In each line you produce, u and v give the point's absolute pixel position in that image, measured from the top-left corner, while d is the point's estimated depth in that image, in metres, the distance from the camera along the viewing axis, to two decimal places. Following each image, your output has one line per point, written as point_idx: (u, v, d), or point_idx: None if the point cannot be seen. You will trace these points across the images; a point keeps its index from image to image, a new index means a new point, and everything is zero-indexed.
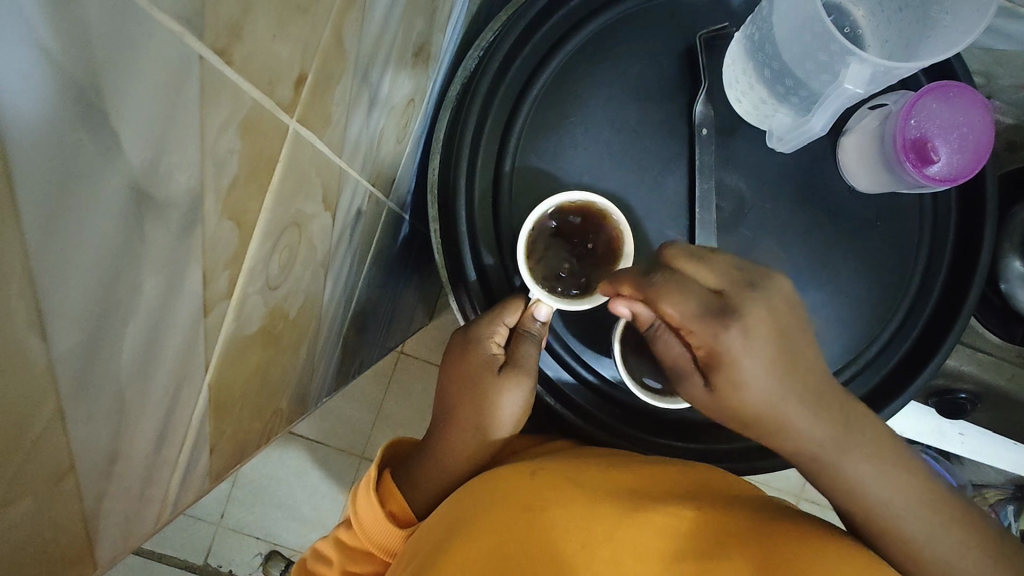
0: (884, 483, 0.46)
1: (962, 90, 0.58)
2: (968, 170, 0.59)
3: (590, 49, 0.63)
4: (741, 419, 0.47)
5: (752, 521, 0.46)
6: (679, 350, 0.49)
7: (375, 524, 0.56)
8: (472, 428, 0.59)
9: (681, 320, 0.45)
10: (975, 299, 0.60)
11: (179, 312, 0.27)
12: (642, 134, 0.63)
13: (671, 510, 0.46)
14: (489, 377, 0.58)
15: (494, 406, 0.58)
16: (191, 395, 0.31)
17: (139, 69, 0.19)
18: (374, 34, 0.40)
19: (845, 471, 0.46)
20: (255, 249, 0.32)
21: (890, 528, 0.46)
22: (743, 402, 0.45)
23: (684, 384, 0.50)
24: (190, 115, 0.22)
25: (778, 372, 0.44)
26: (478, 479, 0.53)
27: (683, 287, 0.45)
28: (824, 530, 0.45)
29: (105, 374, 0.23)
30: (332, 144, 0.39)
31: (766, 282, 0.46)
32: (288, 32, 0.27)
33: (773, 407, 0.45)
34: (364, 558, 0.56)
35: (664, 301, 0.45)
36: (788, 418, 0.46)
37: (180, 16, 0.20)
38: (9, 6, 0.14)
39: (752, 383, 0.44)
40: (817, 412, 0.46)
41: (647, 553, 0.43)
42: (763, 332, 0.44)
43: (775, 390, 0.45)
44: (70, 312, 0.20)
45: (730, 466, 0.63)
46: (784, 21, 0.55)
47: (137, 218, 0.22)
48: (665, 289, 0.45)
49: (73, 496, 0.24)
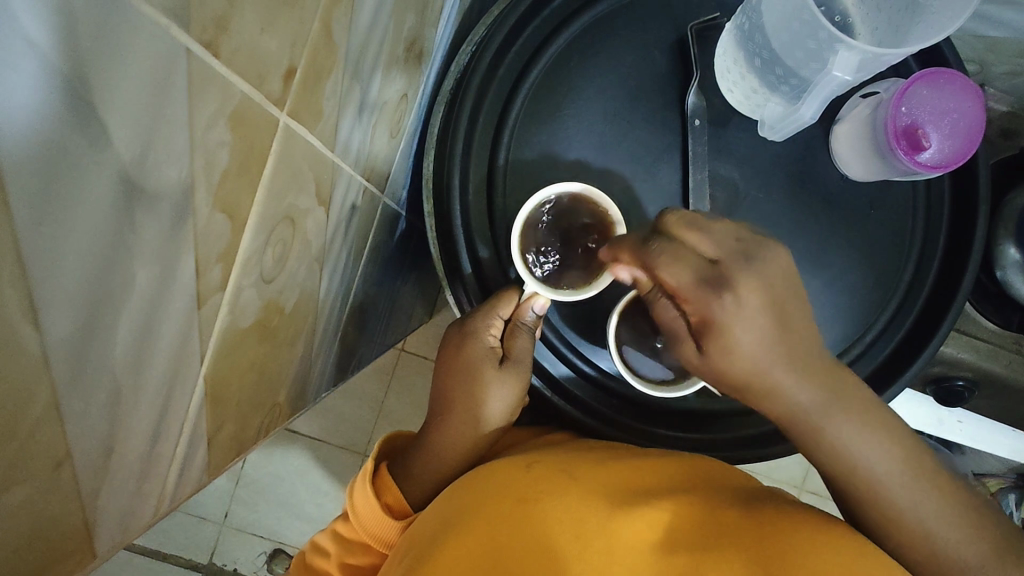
0: (879, 454, 0.47)
1: (952, 76, 0.58)
2: (961, 155, 0.59)
3: (583, 42, 0.63)
4: (734, 382, 0.47)
5: (747, 511, 0.46)
6: (676, 320, 0.48)
7: (372, 516, 0.56)
8: (469, 419, 0.59)
9: (677, 287, 0.45)
10: (969, 286, 0.61)
11: (172, 303, 0.27)
12: (635, 125, 0.63)
13: (664, 501, 0.46)
14: (484, 369, 0.58)
15: (491, 396, 0.59)
16: (187, 387, 0.32)
17: (126, 60, 0.19)
18: (365, 29, 0.40)
19: (830, 433, 0.47)
20: (249, 242, 0.33)
21: (871, 490, 0.47)
22: (734, 367, 0.45)
23: (677, 348, 0.49)
24: (178, 107, 0.23)
25: (778, 336, 0.45)
26: (475, 471, 0.54)
27: (678, 255, 0.45)
28: (819, 521, 0.45)
29: (99, 364, 0.23)
30: (324, 139, 0.39)
31: (762, 250, 0.46)
32: (275, 25, 0.27)
33: (763, 368, 0.45)
34: (361, 550, 0.57)
35: (660, 270, 0.46)
36: (779, 379, 0.46)
37: (166, 10, 0.20)
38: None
39: (743, 348, 0.44)
40: (810, 385, 0.46)
41: (641, 541, 0.43)
42: (756, 300, 0.44)
43: (770, 353, 0.45)
44: (63, 302, 0.20)
45: (727, 455, 0.64)
46: (773, 11, 0.56)
47: (127, 209, 0.22)
48: (665, 257, 0.46)
49: (70, 484, 0.25)
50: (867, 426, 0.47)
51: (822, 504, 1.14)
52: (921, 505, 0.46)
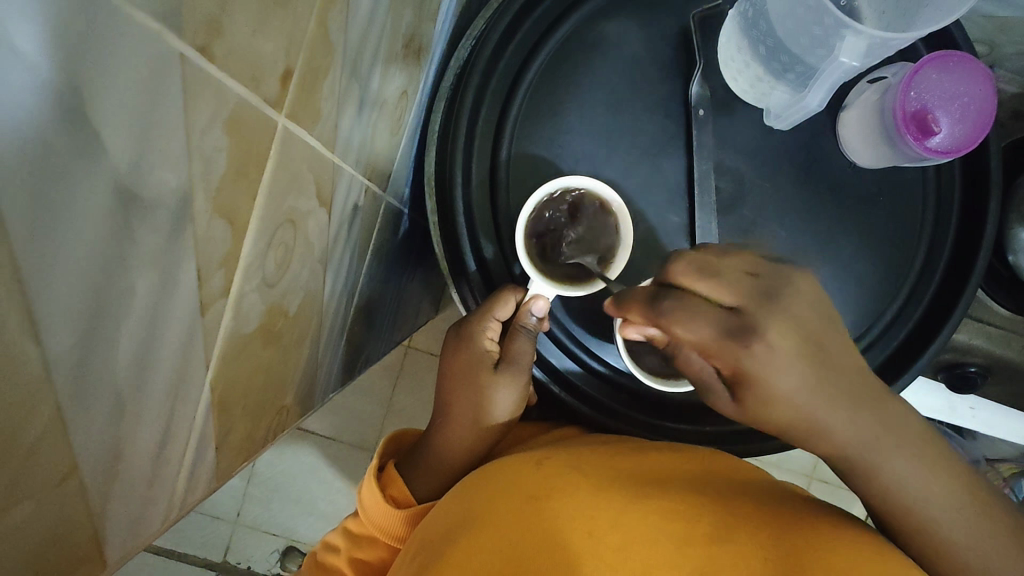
0: (932, 484, 0.45)
1: (963, 58, 0.57)
2: (971, 139, 0.57)
3: (583, 34, 0.62)
4: (772, 426, 0.45)
5: (759, 507, 0.46)
6: (729, 407, 0.47)
7: (379, 511, 0.56)
8: (470, 423, 0.59)
9: (696, 340, 0.42)
10: (982, 271, 0.60)
11: (174, 311, 0.27)
12: (638, 117, 0.62)
13: (676, 497, 0.46)
14: (483, 372, 0.58)
15: (490, 397, 0.58)
16: (193, 393, 0.31)
17: (116, 68, 0.19)
18: (361, 28, 0.40)
19: (888, 468, 0.45)
20: (250, 247, 0.32)
21: (927, 531, 0.45)
22: (775, 413, 0.44)
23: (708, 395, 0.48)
24: (173, 113, 0.22)
25: (811, 383, 0.42)
26: (479, 472, 0.54)
27: (695, 311, 0.42)
28: (834, 520, 0.45)
29: (100, 377, 0.23)
30: (324, 139, 0.39)
31: (787, 288, 0.43)
32: (269, 26, 0.27)
33: (809, 414, 0.43)
34: (370, 544, 0.57)
35: (675, 328, 0.43)
36: (823, 421, 0.44)
37: (157, 14, 0.19)
38: None
39: (787, 397, 0.42)
40: (862, 419, 0.44)
41: (651, 539, 0.43)
42: (789, 344, 0.41)
43: (822, 384, 0.43)
44: (62, 316, 0.20)
45: (735, 449, 0.63)
46: None
47: (124, 218, 0.22)
48: (680, 314, 0.42)
49: (78, 496, 0.24)
50: (937, 478, 0.45)
51: (834, 493, 1.13)
52: (980, 545, 0.44)
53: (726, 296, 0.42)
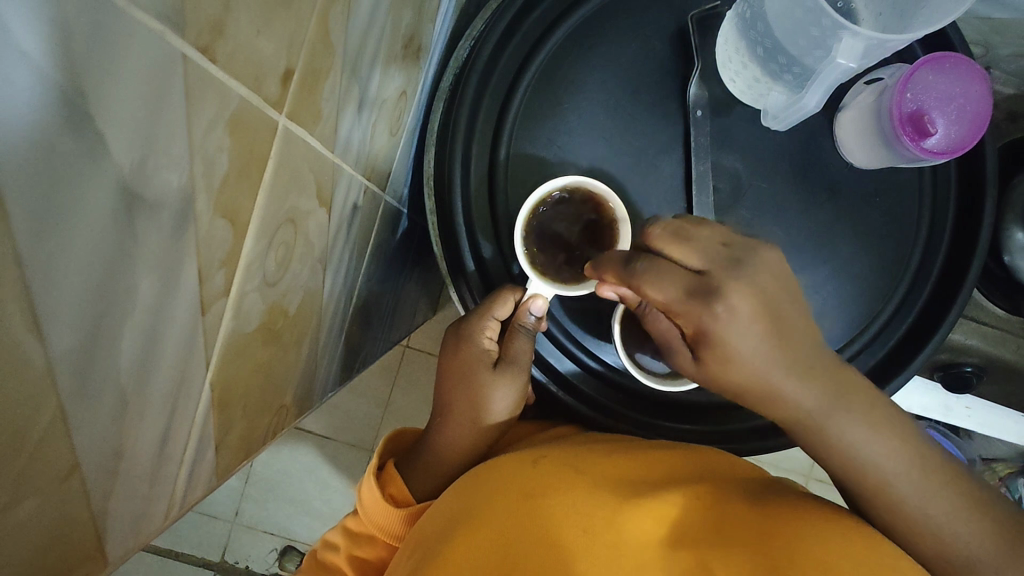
0: (890, 454, 0.46)
1: (958, 60, 0.57)
2: (967, 140, 0.58)
3: (581, 35, 0.62)
4: (733, 391, 0.47)
5: (756, 504, 0.46)
6: (692, 368, 0.49)
7: (378, 510, 0.57)
8: (469, 422, 0.59)
9: (664, 300, 0.45)
10: (977, 272, 0.60)
11: (175, 311, 0.27)
12: (636, 117, 0.63)
13: (673, 494, 0.46)
14: (481, 372, 0.58)
15: (489, 396, 0.58)
16: (194, 392, 0.32)
17: (122, 70, 0.19)
18: (362, 28, 0.40)
19: (837, 435, 0.46)
20: (251, 247, 0.32)
21: (887, 494, 0.46)
22: (733, 376, 0.45)
23: (673, 358, 0.51)
24: (176, 113, 0.22)
25: (767, 342, 0.44)
26: (475, 470, 0.54)
27: (663, 272, 0.45)
28: (829, 512, 0.45)
29: (103, 375, 0.23)
30: (324, 140, 0.39)
31: (753, 256, 0.44)
32: (270, 27, 0.27)
33: (763, 377, 0.45)
34: (369, 543, 0.58)
35: (647, 287, 0.45)
36: (778, 388, 0.45)
37: (162, 16, 0.20)
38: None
39: (741, 357, 0.44)
40: (811, 388, 0.45)
41: (649, 536, 0.43)
42: (749, 308, 0.42)
43: (792, 344, 0.44)
44: (65, 316, 0.20)
45: (733, 447, 0.63)
46: None
47: (127, 218, 0.22)
48: (648, 274, 0.45)
49: (79, 494, 0.24)
50: (893, 446, 0.46)
51: (830, 492, 1.14)
52: (930, 503, 0.45)
53: (696, 259, 0.44)
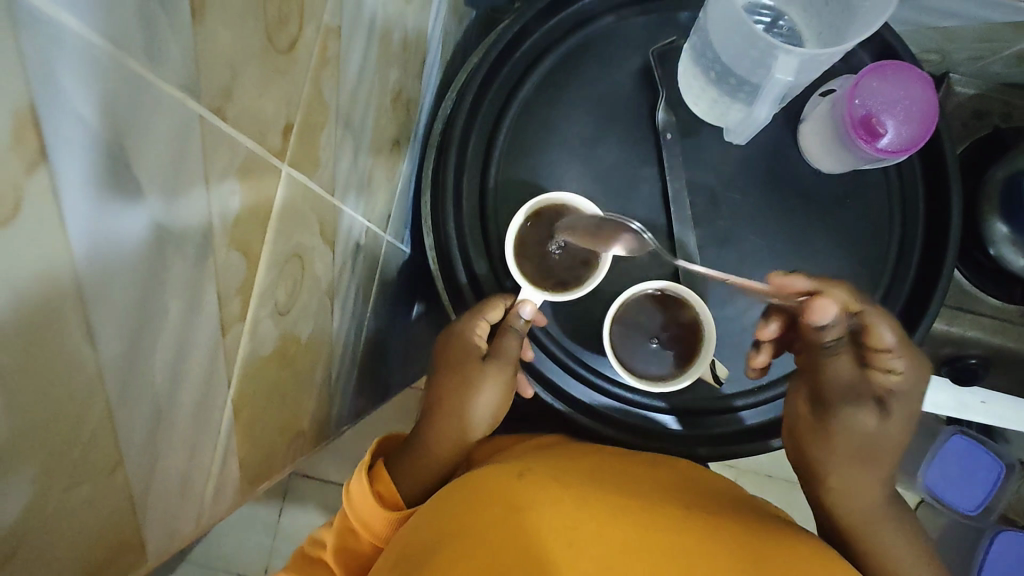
0: (904, 554, 0.57)
1: (899, 66, 0.61)
2: (919, 137, 0.61)
3: (554, 77, 0.68)
4: (827, 463, 0.58)
5: (736, 535, 0.48)
6: (873, 425, 0.56)
7: (365, 504, 0.58)
8: (458, 417, 0.63)
9: (890, 344, 0.54)
10: (952, 262, 0.63)
11: (200, 329, 0.31)
12: (612, 146, 0.68)
13: (659, 519, 0.48)
14: (472, 368, 0.62)
15: (479, 392, 0.62)
16: (217, 405, 0.36)
17: (152, 128, 0.24)
18: (351, 88, 0.46)
19: (882, 546, 0.57)
20: (262, 278, 0.37)
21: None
22: (859, 442, 0.57)
23: (842, 412, 0.56)
24: (196, 163, 0.28)
25: (906, 417, 0.57)
26: (457, 484, 0.54)
27: (882, 322, 0.55)
28: (803, 550, 0.48)
29: (142, 383, 0.28)
30: (324, 183, 0.44)
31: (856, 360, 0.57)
32: (271, 89, 0.32)
33: (874, 464, 0.57)
34: (353, 541, 0.58)
35: (879, 325, 0.54)
36: (842, 481, 0.58)
37: (182, 86, 0.25)
38: (66, 104, 0.20)
39: (875, 428, 0.56)
40: (879, 496, 0.58)
41: (634, 552, 0.44)
42: (903, 419, 0.57)
43: (873, 456, 0.57)
44: (112, 326, 0.25)
45: (715, 451, 0.65)
46: (717, 25, 0.60)
47: (158, 248, 0.27)
48: (894, 336, 0.55)
49: (123, 489, 0.28)
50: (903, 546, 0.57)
51: None
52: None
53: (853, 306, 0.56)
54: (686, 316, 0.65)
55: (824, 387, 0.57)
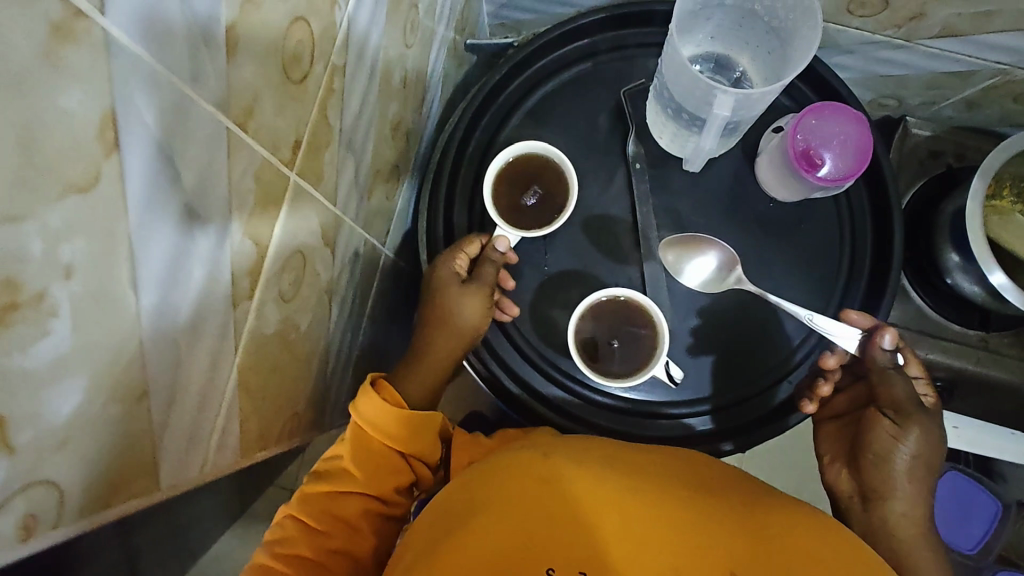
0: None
1: (835, 107, 0.69)
2: (855, 168, 0.69)
3: (538, 113, 0.77)
4: (893, 474, 0.63)
5: (748, 515, 0.52)
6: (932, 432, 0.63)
7: (375, 410, 0.64)
8: (443, 332, 0.70)
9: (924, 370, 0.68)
10: (896, 280, 0.70)
11: (216, 297, 0.39)
12: (588, 173, 0.76)
13: (681, 502, 0.52)
14: (452, 287, 0.70)
15: (460, 309, 0.69)
16: (224, 368, 0.42)
17: (192, 132, 0.32)
18: (354, 116, 0.55)
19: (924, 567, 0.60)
20: (269, 265, 0.45)
21: None
22: (926, 453, 0.63)
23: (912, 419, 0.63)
24: (221, 163, 0.36)
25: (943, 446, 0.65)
26: (482, 465, 0.57)
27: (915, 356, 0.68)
28: (821, 530, 0.51)
29: (167, 332, 0.35)
30: (327, 194, 0.52)
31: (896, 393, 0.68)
32: (284, 111, 0.41)
33: (925, 477, 0.63)
34: (370, 451, 0.63)
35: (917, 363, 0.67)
36: (904, 490, 0.62)
37: (214, 103, 0.33)
38: (135, 111, 0.28)
39: (935, 439, 0.64)
40: (922, 510, 0.62)
41: (656, 528, 0.48)
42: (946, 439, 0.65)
43: (923, 473, 0.63)
44: (150, 279, 0.32)
45: (741, 444, 0.72)
46: (668, 69, 0.67)
47: (189, 225, 0.34)
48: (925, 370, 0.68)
49: (146, 417, 0.35)
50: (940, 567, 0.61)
51: None
52: None
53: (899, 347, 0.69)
54: (645, 318, 0.70)
55: (894, 403, 0.64)
